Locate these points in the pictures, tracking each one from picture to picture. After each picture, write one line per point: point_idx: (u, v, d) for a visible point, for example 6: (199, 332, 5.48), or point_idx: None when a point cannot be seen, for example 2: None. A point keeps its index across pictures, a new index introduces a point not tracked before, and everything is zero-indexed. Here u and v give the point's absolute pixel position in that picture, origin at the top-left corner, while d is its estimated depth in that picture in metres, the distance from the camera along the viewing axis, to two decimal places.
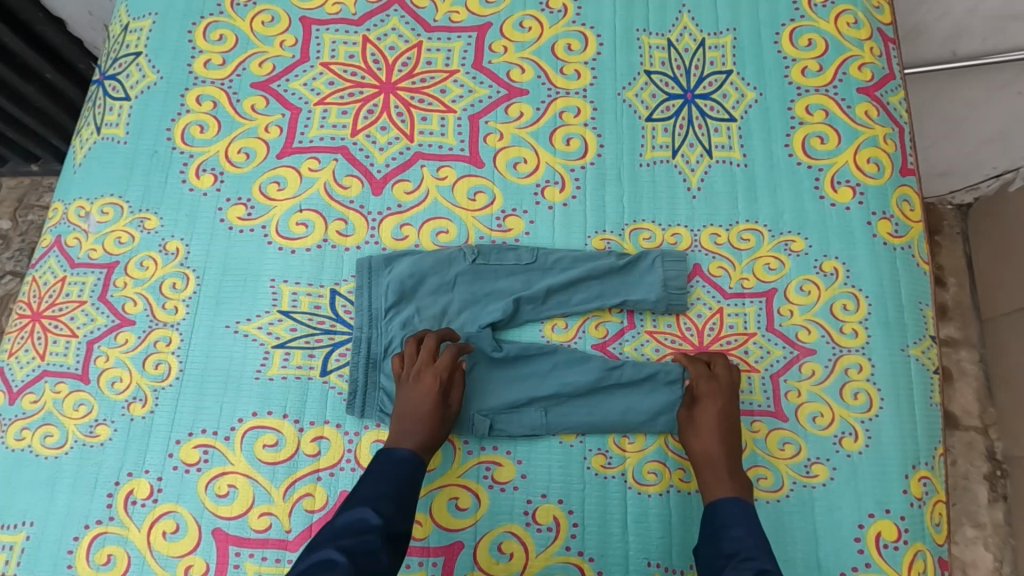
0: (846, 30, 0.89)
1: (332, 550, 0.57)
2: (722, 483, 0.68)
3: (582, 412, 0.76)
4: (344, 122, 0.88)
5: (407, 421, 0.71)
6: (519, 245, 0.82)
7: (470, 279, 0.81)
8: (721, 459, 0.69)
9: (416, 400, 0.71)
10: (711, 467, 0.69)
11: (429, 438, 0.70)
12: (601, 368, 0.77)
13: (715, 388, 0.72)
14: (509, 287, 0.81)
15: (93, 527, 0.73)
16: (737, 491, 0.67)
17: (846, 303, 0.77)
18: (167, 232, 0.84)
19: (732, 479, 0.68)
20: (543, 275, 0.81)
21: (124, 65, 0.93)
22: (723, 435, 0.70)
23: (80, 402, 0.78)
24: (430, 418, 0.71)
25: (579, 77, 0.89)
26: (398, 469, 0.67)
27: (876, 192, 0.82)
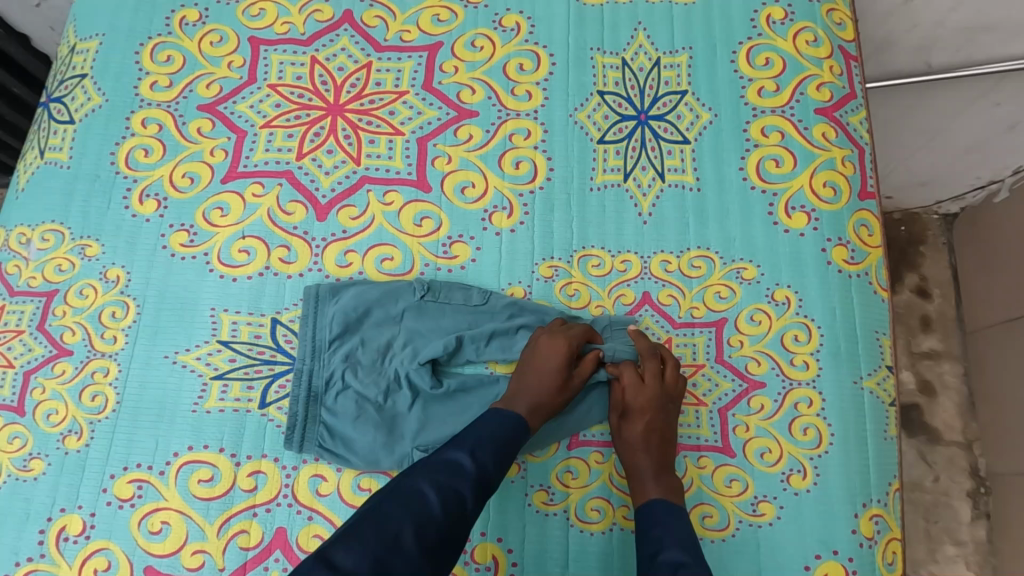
0: (804, 48, 0.86)
1: (424, 484, 0.58)
2: (650, 486, 0.67)
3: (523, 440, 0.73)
4: (289, 145, 0.86)
5: (530, 382, 0.72)
6: (472, 284, 0.80)
7: (415, 315, 0.79)
8: (645, 463, 0.68)
9: (541, 366, 0.72)
10: (638, 471, 0.69)
11: (551, 402, 0.71)
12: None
13: (642, 393, 0.71)
14: (454, 325, 0.78)
15: (24, 564, 0.72)
16: (664, 492, 0.67)
17: (797, 334, 0.75)
18: (107, 259, 0.83)
19: (657, 482, 0.68)
20: (490, 317, 0.78)
21: (70, 87, 0.91)
22: (648, 439, 0.69)
23: (15, 434, 0.76)
24: (558, 384, 0.72)
25: (529, 98, 0.87)
26: (509, 422, 0.67)
27: (831, 217, 0.79)
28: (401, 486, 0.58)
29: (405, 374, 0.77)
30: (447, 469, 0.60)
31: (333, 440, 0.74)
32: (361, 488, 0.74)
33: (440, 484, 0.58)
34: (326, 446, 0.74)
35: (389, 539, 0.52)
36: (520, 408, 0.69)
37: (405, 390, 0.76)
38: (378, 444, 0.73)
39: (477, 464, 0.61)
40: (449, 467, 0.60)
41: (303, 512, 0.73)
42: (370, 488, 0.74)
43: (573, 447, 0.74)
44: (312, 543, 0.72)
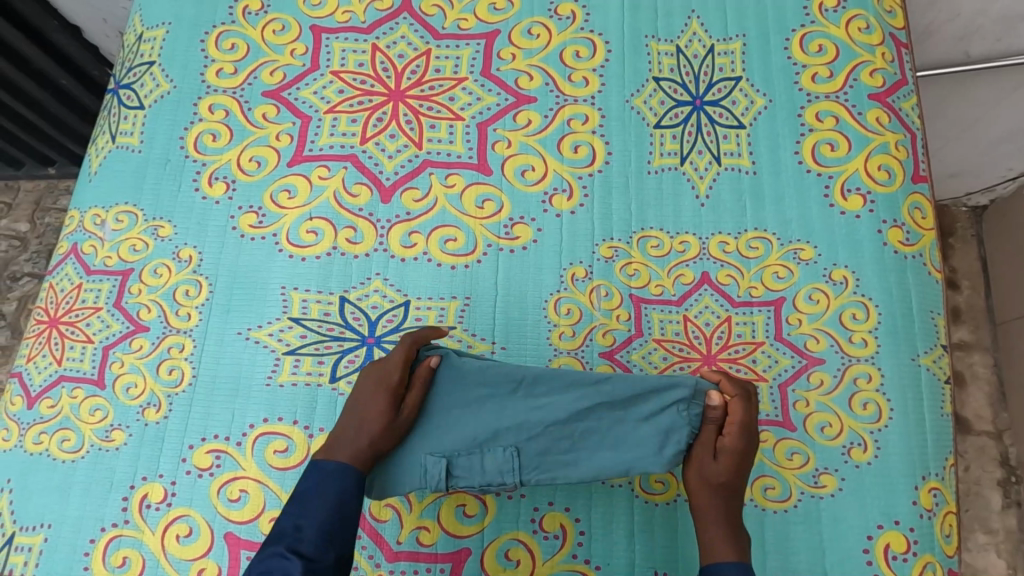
0: (857, 35, 0.88)
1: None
2: (726, 546, 0.63)
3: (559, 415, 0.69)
4: (353, 130, 0.89)
5: (349, 427, 0.67)
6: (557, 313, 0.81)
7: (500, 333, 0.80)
8: (724, 516, 0.64)
9: (364, 409, 0.67)
10: (712, 525, 0.64)
11: (387, 440, 0.67)
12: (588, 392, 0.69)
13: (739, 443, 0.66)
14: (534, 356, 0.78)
15: (109, 530, 0.75)
16: (739, 556, 0.62)
17: (855, 312, 0.77)
18: (180, 239, 0.86)
19: (734, 541, 0.63)
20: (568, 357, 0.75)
21: (138, 74, 0.94)
22: (730, 490, 0.65)
23: (96, 406, 0.79)
24: (395, 423, 0.67)
25: (586, 84, 0.89)
26: (339, 480, 0.63)
27: (886, 200, 0.81)
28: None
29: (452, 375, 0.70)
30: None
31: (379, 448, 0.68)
32: None
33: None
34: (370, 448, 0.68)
35: None
36: (337, 463, 0.64)
37: (461, 394, 0.71)
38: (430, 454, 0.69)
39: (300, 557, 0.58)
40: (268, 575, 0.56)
41: None
42: None
43: None
44: (384, 512, 0.74)
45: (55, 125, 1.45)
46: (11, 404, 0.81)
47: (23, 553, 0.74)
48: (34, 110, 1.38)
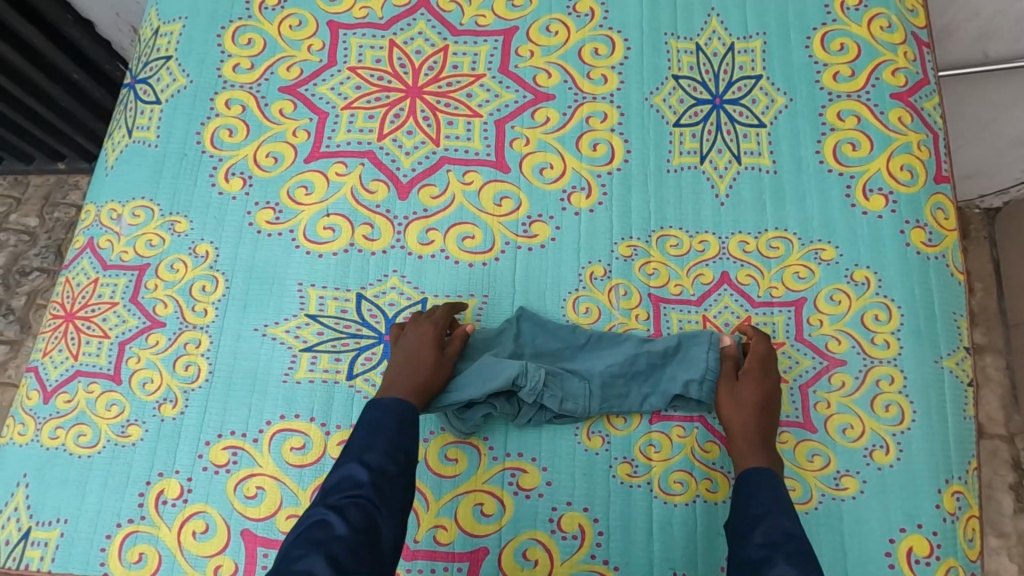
0: (879, 34, 0.87)
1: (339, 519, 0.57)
2: (757, 456, 0.68)
3: (622, 394, 0.76)
4: (370, 126, 0.88)
5: (399, 373, 0.73)
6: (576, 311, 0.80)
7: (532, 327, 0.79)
8: (755, 431, 0.70)
9: (414, 357, 0.73)
10: (744, 441, 0.70)
11: (436, 377, 0.73)
12: (637, 346, 0.77)
13: (763, 368, 0.73)
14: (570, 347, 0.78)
15: (125, 525, 0.75)
16: (770, 462, 0.68)
17: (877, 313, 0.76)
18: (196, 235, 0.85)
19: (766, 453, 0.69)
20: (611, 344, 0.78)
21: (155, 69, 0.94)
22: (759, 408, 0.71)
23: (113, 402, 0.79)
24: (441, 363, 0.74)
25: (605, 82, 0.89)
26: (400, 413, 0.68)
27: (908, 200, 0.80)
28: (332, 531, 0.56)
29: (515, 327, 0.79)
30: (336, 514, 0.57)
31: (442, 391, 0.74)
32: (448, 458, 0.76)
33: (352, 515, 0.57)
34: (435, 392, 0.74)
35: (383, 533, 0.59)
36: (380, 457, 0.63)
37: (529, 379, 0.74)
38: (486, 399, 0.75)
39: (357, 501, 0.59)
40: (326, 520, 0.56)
41: None
42: (456, 458, 0.76)
43: (654, 421, 0.76)
44: None
45: (65, 120, 1.44)
46: (27, 399, 0.81)
47: (40, 548, 0.74)
48: (45, 104, 1.38)
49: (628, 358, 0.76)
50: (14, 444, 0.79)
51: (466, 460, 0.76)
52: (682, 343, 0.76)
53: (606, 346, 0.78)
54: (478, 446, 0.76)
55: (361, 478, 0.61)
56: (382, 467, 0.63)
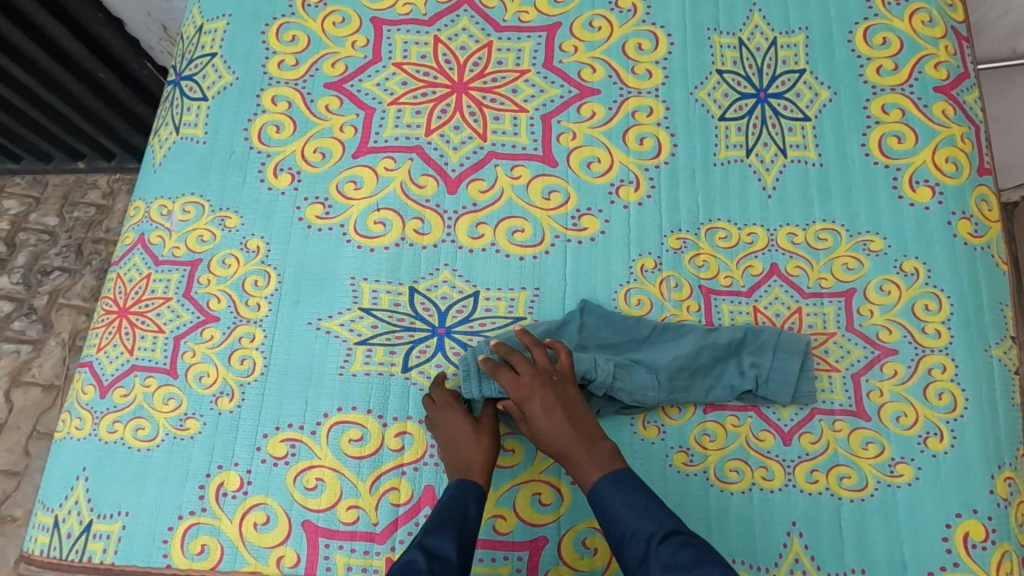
0: (920, 28, 0.88)
1: (415, 551, 0.63)
2: (588, 467, 0.67)
3: (687, 385, 0.76)
4: (418, 121, 0.89)
5: (467, 459, 0.71)
6: (628, 304, 0.81)
7: (597, 318, 0.79)
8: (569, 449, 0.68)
9: (470, 444, 0.72)
10: (570, 457, 0.68)
11: (487, 443, 0.72)
12: (700, 338, 0.77)
13: (529, 387, 0.70)
14: (637, 338, 0.78)
15: (186, 518, 0.75)
16: (602, 472, 0.67)
17: (927, 303, 0.77)
18: (247, 230, 0.86)
19: (592, 463, 0.67)
20: (676, 337, 0.78)
21: (200, 66, 0.95)
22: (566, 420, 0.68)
23: (170, 396, 0.80)
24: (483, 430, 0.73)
25: (649, 77, 0.90)
26: (465, 497, 0.69)
27: (954, 192, 0.81)
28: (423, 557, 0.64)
29: (578, 319, 0.79)
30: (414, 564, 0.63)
31: None
32: (505, 448, 0.77)
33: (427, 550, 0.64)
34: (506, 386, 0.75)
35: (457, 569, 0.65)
36: (442, 543, 0.65)
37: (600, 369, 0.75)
38: None
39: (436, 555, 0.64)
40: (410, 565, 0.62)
41: None
42: (513, 448, 0.77)
43: (708, 411, 0.77)
44: None
45: (86, 117, 1.46)
46: (82, 393, 0.82)
47: (102, 541, 0.75)
48: (67, 102, 1.40)
49: (694, 350, 0.76)
50: (72, 438, 0.80)
51: (524, 451, 0.77)
52: (747, 336, 0.77)
53: (669, 338, 0.78)
54: None
55: (419, 563, 0.62)
56: (443, 554, 0.64)
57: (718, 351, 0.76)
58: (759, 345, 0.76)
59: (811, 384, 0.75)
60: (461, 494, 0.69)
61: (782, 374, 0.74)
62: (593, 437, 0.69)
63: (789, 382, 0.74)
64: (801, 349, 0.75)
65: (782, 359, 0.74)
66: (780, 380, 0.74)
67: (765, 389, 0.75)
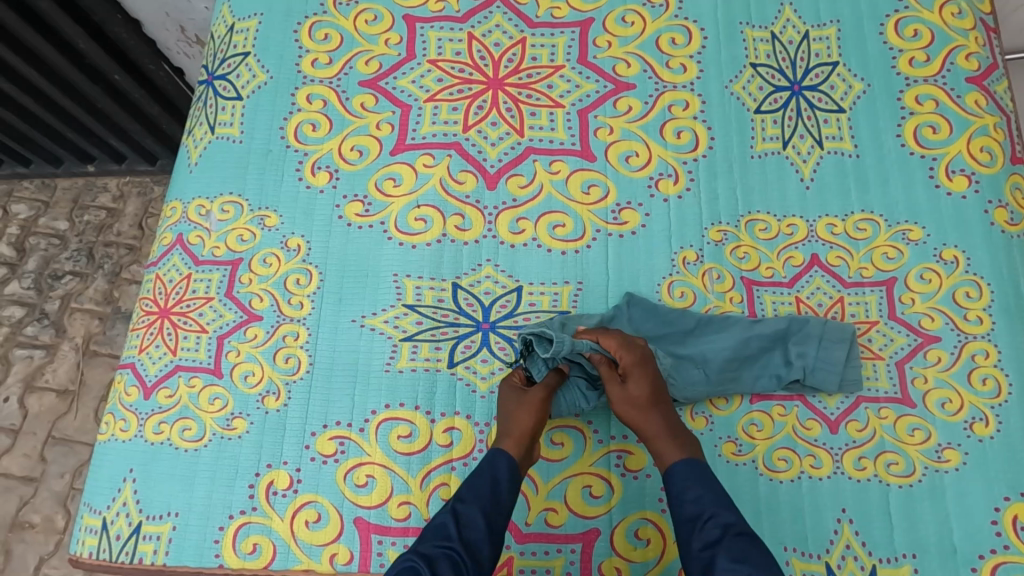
0: (951, 20, 0.89)
1: (446, 516, 0.65)
2: (668, 448, 0.69)
3: (734, 376, 0.77)
4: (455, 118, 0.89)
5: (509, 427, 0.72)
6: (670, 297, 0.81)
7: (641, 311, 0.79)
8: (658, 428, 0.70)
9: (511, 414, 0.72)
10: (652, 436, 0.70)
11: (526, 414, 0.72)
12: (744, 330, 0.78)
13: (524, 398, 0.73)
14: (680, 331, 0.79)
15: (237, 517, 0.75)
16: (684, 453, 0.69)
17: (968, 290, 0.78)
18: (287, 229, 0.86)
19: (676, 444, 0.69)
20: (719, 329, 0.79)
21: (233, 65, 0.94)
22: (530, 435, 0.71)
23: (215, 395, 0.79)
24: (526, 399, 0.73)
25: (684, 71, 0.90)
26: (495, 467, 0.69)
27: (990, 180, 0.82)
28: (451, 521, 0.64)
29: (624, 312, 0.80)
30: (438, 531, 0.64)
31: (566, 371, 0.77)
32: (554, 442, 0.77)
33: (458, 516, 0.65)
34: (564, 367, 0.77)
35: (485, 542, 0.64)
36: (471, 511, 0.65)
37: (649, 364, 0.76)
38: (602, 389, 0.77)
39: (464, 521, 0.64)
40: (439, 530, 0.64)
41: None
42: (562, 442, 0.77)
43: (755, 401, 0.77)
44: None
45: (98, 119, 1.44)
46: (126, 395, 0.81)
47: (152, 542, 0.75)
48: (80, 103, 1.38)
49: (741, 342, 0.77)
50: (117, 439, 0.80)
51: (573, 444, 0.77)
52: (791, 327, 0.78)
53: (714, 331, 0.79)
54: (582, 429, 0.78)
55: (450, 529, 0.64)
56: (473, 522, 0.65)
57: (763, 341, 0.77)
58: (803, 336, 0.77)
59: (857, 371, 0.75)
60: (492, 464, 0.69)
61: (828, 363, 0.75)
62: (679, 421, 0.72)
63: (835, 370, 0.75)
64: (846, 337, 0.76)
65: (828, 348, 0.75)
66: (827, 370, 0.75)
67: (812, 378, 0.75)
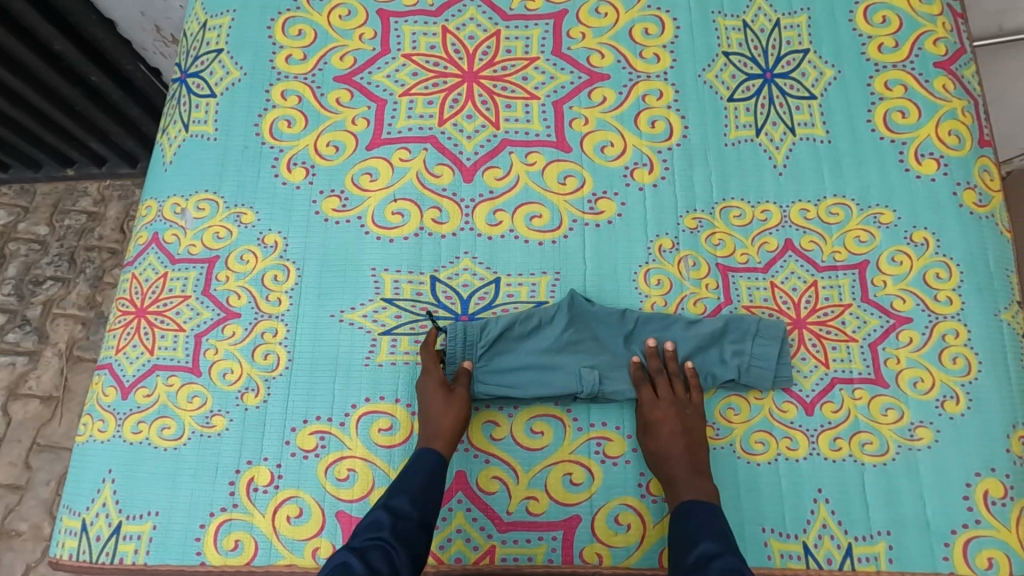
0: (918, 6, 0.90)
1: (380, 511, 0.68)
2: (684, 489, 0.70)
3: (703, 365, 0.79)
4: (430, 111, 0.89)
5: (441, 425, 0.73)
6: (639, 288, 0.82)
7: (587, 313, 0.79)
8: (678, 465, 0.71)
9: (441, 416, 0.74)
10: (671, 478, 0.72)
11: (452, 415, 0.74)
12: (686, 330, 0.79)
13: (451, 401, 0.75)
14: (618, 331, 0.80)
15: (218, 514, 0.75)
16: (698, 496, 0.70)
17: (938, 272, 0.79)
18: (264, 225, 0.86)
19: (691, 486, 0.71)
20: (663, 329, 0.80)
21: (206, 62, 0.94)
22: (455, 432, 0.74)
23: (194, 393, 0.79)
24: (452, 400, 0.75)
25: (658, 60, 0.91)
26: (424, 464, 0.71)
27: (958, 163, 0.83)
28: (388, 519, 0.67)
29: (567, 315, 0.79)
30: (371, 526, 0.67)
31: (495, 371, 0.79)
32: (534, 431, 0.78)
33: (392, 510, 0.68)
34: (497, 385, 0.78)
35: (419, 532, 0.68)
36: (402, 502, 0.68)
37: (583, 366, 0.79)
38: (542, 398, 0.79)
39: (395, 514, 0.68)
40: (371, 525, 0.67)
41: (480, 455, 0.77)
42: (542, 431, 0.78)
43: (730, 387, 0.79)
44: (492, 484, 0.76)
45: (78, 122, 1.42)
46: (103, 396, 0.81)
47: (133, 541, 0.75)
48: (58, 105, 1.35)
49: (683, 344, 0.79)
50: (95, 440, 0.79)
51: (553, 432, 0.77)
52: (728, 324, 0.78)
53: (657, 327, 0.80)
54: (562, 418, 0.78)
55: (383, 522, 0.67)
56: (405, 513, 0.68)
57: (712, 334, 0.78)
58: (768, 326, 0.77)
59: (789, 368, 0.77)
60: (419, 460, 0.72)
61: (763, 360, 0.76)
62: (704, 471, 0.72)
63: (769, 367, 0.76)
64: (778, 335, 0.77)
65: (761, 345, 0.76)
66: (761, 367, 0.76)
67: (748, 376, 0.76)
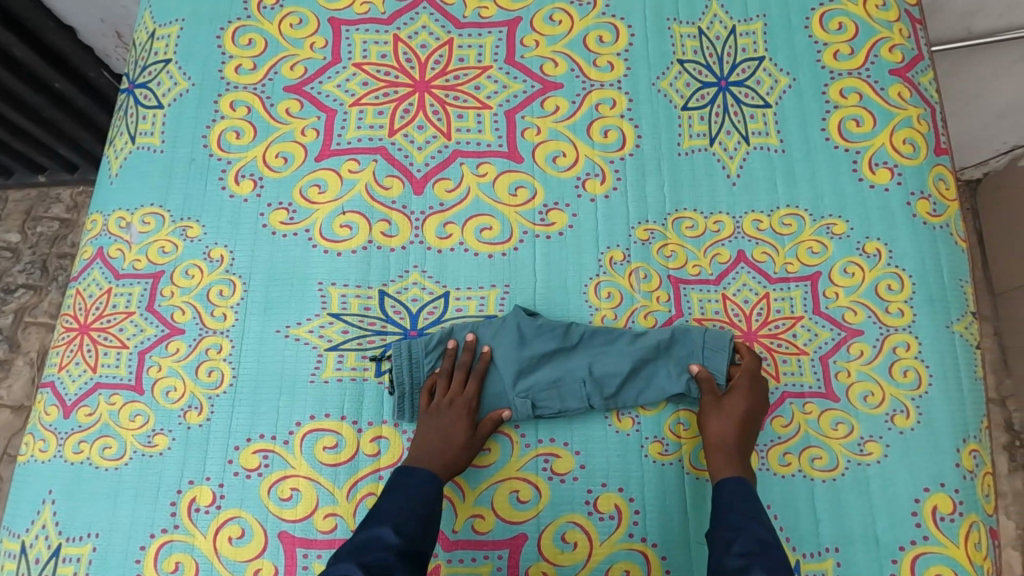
0: (875, 12, 0.89)
1: (387, 530, 0.66)
2: (731, 464, 0.70)
3: (648, 379, 0.77)
4: (380, 122, 0.88)
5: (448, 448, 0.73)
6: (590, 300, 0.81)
7: (531, 325, 0.78)
8: (733, 437, 0.71)
9: (451, 434, 0.74)
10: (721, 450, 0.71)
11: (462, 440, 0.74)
12: (632, 342, 0.78)
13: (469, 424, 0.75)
14: (563, 344, 0.78)
15: (159, 535, 0.74)
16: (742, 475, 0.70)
17: (890, 283, 0.78)
18: (210, 239, 0.84)
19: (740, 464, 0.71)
20: (608, 341, 0.78)
21: (154, 73, 0.92)
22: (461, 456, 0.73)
23: (136, 412, 0.78)
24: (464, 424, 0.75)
25: (612, 69, 0.90)
26: (423, 488, 0.70)
27: (913, 171, 0.82)
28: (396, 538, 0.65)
29: (511, 328, 0.78)
30: (374, 545, 0.65)
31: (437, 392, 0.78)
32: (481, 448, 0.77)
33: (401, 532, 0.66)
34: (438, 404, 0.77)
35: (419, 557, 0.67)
36: (411, 526, 0.67)
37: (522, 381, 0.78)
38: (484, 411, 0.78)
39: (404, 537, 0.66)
40: (374, 542, 0.65)
41: None
42: (490, 447, 0.77)
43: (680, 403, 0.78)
44: None
45: (43, 127, 1.37)
46: (45, 415, 0.79)
47: (72, 564, 0.73)
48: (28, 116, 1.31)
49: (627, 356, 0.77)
50: (36, 460, 0.78)
51: (500, 448, 0.77)
52: (675, 338, 0.77)
53: (604, 340, 0.78)
54: (510, 434, 0.77)
55: (390, 542, 0.65)
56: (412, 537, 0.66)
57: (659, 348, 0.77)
58: (715, 339, 0.77)
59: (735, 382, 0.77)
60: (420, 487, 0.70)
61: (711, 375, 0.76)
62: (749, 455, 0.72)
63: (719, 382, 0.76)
64: (724, 349, 0.76)
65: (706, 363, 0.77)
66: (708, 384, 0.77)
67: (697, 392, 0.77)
